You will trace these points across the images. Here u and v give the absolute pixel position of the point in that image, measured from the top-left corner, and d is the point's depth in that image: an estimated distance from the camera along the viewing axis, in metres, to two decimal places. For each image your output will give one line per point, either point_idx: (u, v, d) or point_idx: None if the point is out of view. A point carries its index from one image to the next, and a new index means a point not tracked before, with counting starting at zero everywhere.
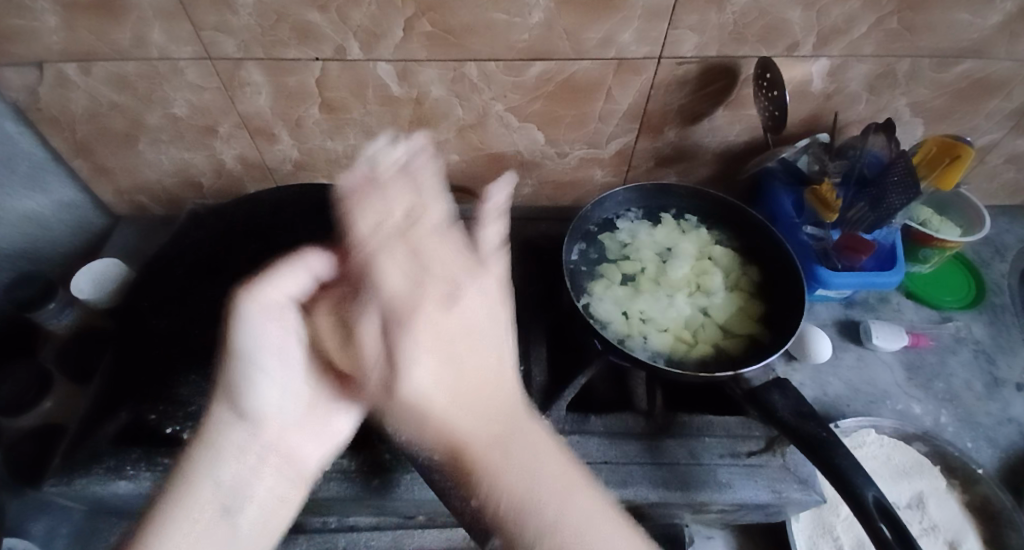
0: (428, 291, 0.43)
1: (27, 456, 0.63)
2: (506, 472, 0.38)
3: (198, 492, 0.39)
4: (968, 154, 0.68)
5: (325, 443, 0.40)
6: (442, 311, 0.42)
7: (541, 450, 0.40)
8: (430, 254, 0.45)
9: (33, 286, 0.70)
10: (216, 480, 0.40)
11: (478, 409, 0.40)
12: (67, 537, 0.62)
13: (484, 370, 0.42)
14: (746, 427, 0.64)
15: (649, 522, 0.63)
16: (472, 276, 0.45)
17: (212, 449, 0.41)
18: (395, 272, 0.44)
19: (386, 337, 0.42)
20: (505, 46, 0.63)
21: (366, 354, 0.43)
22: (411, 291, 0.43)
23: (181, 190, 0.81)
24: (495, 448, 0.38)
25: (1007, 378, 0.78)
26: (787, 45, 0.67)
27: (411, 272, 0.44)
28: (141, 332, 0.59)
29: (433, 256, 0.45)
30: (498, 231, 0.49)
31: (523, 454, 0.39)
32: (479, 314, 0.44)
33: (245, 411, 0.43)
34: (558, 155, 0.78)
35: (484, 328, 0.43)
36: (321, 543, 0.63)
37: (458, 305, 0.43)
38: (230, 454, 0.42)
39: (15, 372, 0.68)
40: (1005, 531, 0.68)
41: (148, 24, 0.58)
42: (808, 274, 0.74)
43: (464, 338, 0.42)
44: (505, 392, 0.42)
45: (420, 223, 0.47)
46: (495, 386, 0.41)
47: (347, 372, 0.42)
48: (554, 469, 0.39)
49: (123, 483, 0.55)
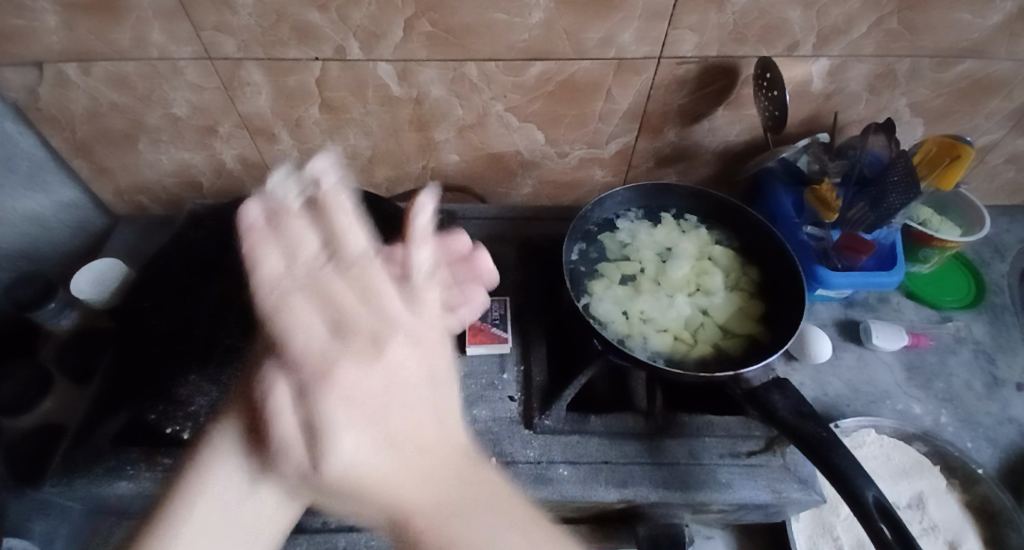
0: (353, 337, 0.41)
1: (27, 456, 0.63)
2: (456, 538, 0.33)
3: (210, 492, 0.39)
4: (968, 154, 0.68)
5: (302, 437, 0.37)
6: (366, 366, 0.39)
7: (483, 521, 0.34)
8: (365, 283, 0.44)
9: (33, 285, 0.70)
10: (232, 474, 0.40)
11: (426, 468, 0.36)
12: (66, 539, 0.62)
13: (411, 433, 0.37)
14: (747, 427, 0.64)
15: (649, 522, 0.63)
16: (400, 323, 0.43)
17: (210, 467, 0.40)
18: (310, 316, 0.41)
19: (301, 407, 0.38)
20: (505, 46, 0.63)
21: (358, 332, 0.41)
22: (356, 325, 0.41)
23: (181, 190, 0.81)
24: (425, 515, 0.34)
25: (1007, 377, 0.78)
26: (787, 44, 0.67)
27: (332, 314, 0.41)
28: (141, 332, 0.59)
29: (345, 299, 0.42)
30: (427, 257, 0.50)
31: (469, 525, 0.34)
32: (407, 372, 0.40)
33: (265, 394, 0.40)
34: (558, 155, 0.78)
35: (418, 392, 0.39)
36: (320, 543, 0.63)
37: (382, 360, 0.39)
38: (233, 468, 0.40)
39: (13, 371, 0.68)
40: (1005, 531, 0.68)
41: (148, 24, 0.58)
42: (808, 274, 0.74)
43: (397, 400, 0.38)
44: (449, 451, 0.38)
45: (344, 247, 0.46)
46: (437, 442, 0.38)
47: (330, 356, 0.39)
48: (510, 526, 0.35)
49: (123, 483, 0.55)
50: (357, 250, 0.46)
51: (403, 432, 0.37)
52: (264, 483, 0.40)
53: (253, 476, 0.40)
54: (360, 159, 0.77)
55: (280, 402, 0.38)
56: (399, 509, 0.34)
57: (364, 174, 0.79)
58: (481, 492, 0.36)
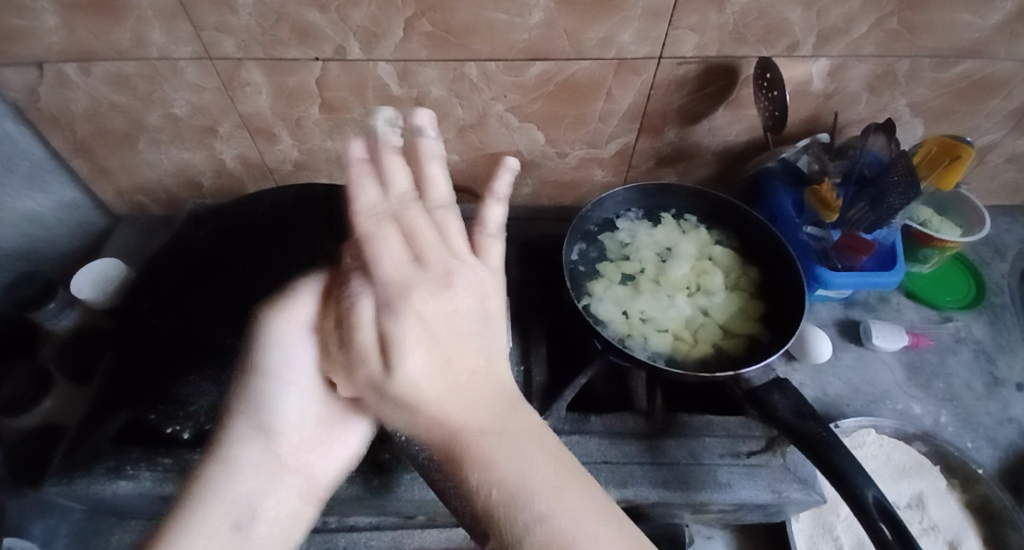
0: (427, 281, 0.38)
1: (27, 456, 0.62)
2: (525, 502, 0.32)
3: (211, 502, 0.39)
4: (968, 154, 0.68)
5: (373, 343, 0.37)
6: (436, 295, 0.38)
7: (533, 454, 0.35)
8: (450, 234, 0.42)
9: (34, 286, 0.70)
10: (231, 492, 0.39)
11: (483, 400, 0.36)
12: (68, 537, 0.63)
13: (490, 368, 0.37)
14: (746, 427, 0.64)
15: (649, 522, 0.63)
16: (462, 261, 0.41)
17: (227, 463, 0.41)
18: (324, 287, 0.46)
19: (381, 317, 0.37)
20: (505, 46, 0.63)
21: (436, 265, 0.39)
22: (406, 275, 0.38)
23: (181, 190, 0.81)
24: (501, 437, 0.35)
25: (1006, 377, 0.78)
26: (787, 44, 0.66)
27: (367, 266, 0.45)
28: (141, 332, 0.59)
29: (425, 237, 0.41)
30: (500, 217, 0.44)
31: (530, 458, 0.34)
32: (473, 287, 0.40)
33: (261, 425, 0.44)
34: (558, 155, 0.78)
35: (476, 332, 0.38)
36: (321, 543, 0.63)
37: (452, 290, 0.38)
38: (247, 470, 0.41)
39: (14, 371, 0.68)
40: (1005, 530, 0.68)
41: (148, 24, 0.58)
42: (809, 274, 0.74)
43: (459, 330, 0.37)
44: (492, 393, 0.36)
45: (383, 199, 0.47)
46: (479, 378, 0.36)
47: (409, 275, 0.38)
48: (546, 469, 0.34)
49: (125, 482, 0.55)
50: (370, 207, 0.41)
51: (488, 366, 0.37)
52: (272, 484, 0.42)
53: (264, 478, 0.42)
54: None
55: (364, 316, 0.38)
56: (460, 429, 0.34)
57: None
58: (560, 464, 0.35)
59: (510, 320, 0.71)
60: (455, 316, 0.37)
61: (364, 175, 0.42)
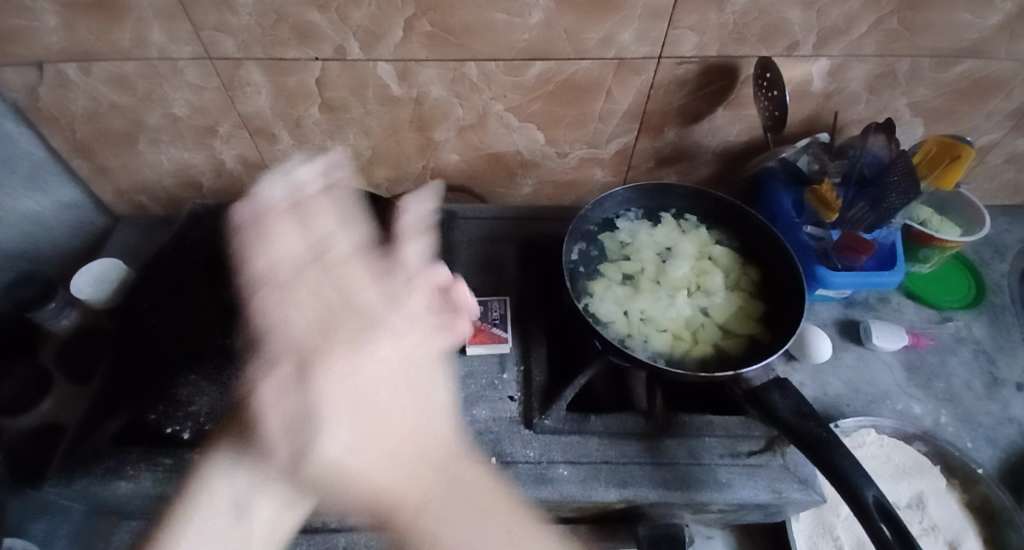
0: (337, 341, 0.49)
1: (25, 456, 0.62)
2: (440, 535, 0.42)
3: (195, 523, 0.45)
4: (968, 154, 0.68)
5: (286, 425, 0.45)
6: (349, 356, 0.48)
7: (484, 530, 0.43)
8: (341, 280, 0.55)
9: (34, 286, 0.70)
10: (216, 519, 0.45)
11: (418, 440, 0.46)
12: (67, 537, 0.62)
13: (412, 414, 0.47)
14: (747, 427, 0.63)
15: (649, 523, 0.63)
16: (390, 319, 0.52)
17: (205, 491, 0.47)
18: (297, 311, 0.52)
19: (298, 385, 0.47)
20: (505, 46, 0.63)
21: (349, 317, 0.51)
22: (316, 333, 0.50)
23: (181, 190, 0.81)
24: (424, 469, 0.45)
25: (1007, 378, 0.78)
26: (787, 44, 0.66)
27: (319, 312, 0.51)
28: (141, 332, 0.60)
29: (361, 290, 0.54)
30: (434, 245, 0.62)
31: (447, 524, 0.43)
32: (401, 360, 0.50)
33: (240, 445, 0.47)
34: (558, 155, 0.78)
35: (402, 381, 0.49)
36: (320, 543, 0.63)
37: (365, 350, 0.49)
38: (223, 491, 0.46)
39: (15, 371, 0.68)
40: (1005, 530, 0.68)
41: (148, 24, 0.58)
42: (809, 274, 0.74)
43: (368, 400, 0.46)
44: (434, 441, 0.47)
45: (327, 252, 0.57)
46: (417, 444, 0.46)
47: (308, 342, 0.49)
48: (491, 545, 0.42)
49: (124, 483, 0.55)
50: (344, 254, 0.57)
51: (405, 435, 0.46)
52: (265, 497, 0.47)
53: (256, 495, 0.46)
54: (360, 159, 0.77)
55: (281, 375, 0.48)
56: (388, 503, 0.43)
57: (364, 173, 0.79)
58: (492, 498, 0.46)
59: (510, 320, 0.71)
60: (355, 385, 0.47)
61: (284, 223, 0.58)
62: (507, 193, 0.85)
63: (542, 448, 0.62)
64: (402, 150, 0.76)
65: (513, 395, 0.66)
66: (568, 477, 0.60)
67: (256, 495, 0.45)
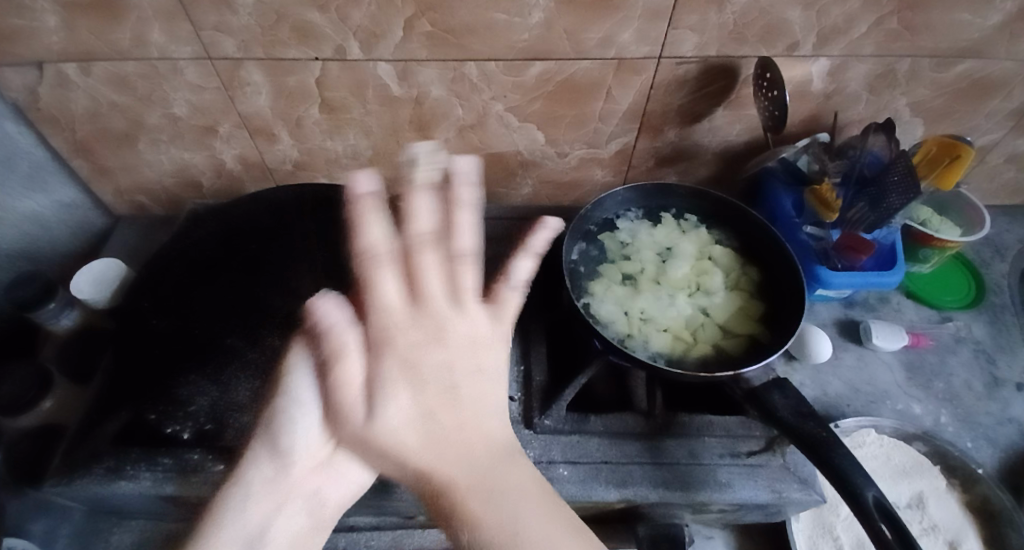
0: (426, 324, 0.40)
1: (26, 455, 0.63)
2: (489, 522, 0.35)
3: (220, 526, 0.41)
4: (968, 154, 0.68)
5: (359, 395, 0.38)
6: (428, 343, 0.40)
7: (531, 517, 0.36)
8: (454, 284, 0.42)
9: (33, 286, 0.69)
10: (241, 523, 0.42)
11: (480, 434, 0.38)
12: (67, 536, 0.63)
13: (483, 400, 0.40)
14: (746, 427, 0.64)
15: (650, 523, 0.63)
16: (469, 315, 0.42)
17: (244, 487, 0.45)
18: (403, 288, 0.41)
19: (370, 364, 0.39)
20: (505, 46, 0.63)
21: (434, 306, 0.41)
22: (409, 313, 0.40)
23: (181, 190, 0.81)
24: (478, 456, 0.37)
25: (1007, 378, 0.78)
26: (787, 44, 0.67)
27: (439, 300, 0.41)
28: (141, 332, 0.59)
29: (428, 281, 0.41)
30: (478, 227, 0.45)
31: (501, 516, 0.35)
32: (467, 346, 0.41)
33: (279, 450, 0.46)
34: (558, 155, 0.78)
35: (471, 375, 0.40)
36: (321, 543, 0.63)
37: (447, 334, 0.40)
38: (262, 492, 0.44)
39: (14, 371, 0.67)
40: (1004, 530, 0.68)
41: (148, 24, 0.58)
42: (809, 274, 0.74)
43: (457, 372, 0.40)
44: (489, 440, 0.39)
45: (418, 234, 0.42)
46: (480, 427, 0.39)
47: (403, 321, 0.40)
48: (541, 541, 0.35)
49: (124, 483, 0.55)
50: (372, 245, 0.41)
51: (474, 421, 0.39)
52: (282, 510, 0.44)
53: (274, 502, 0.44)
54: (360, 159, 0.77)
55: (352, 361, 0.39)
56: (437, 485, 0.36)
57: None
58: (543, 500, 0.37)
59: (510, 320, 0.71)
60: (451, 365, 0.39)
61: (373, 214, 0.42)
62: (507, 193, 0.85)
63: (542, 448, 0.62)
64: (402, 151, 0.76)
65: (513, 395, 0.65)
66: (568, 477, 0.60)
67: (320, 487, 0.46)
